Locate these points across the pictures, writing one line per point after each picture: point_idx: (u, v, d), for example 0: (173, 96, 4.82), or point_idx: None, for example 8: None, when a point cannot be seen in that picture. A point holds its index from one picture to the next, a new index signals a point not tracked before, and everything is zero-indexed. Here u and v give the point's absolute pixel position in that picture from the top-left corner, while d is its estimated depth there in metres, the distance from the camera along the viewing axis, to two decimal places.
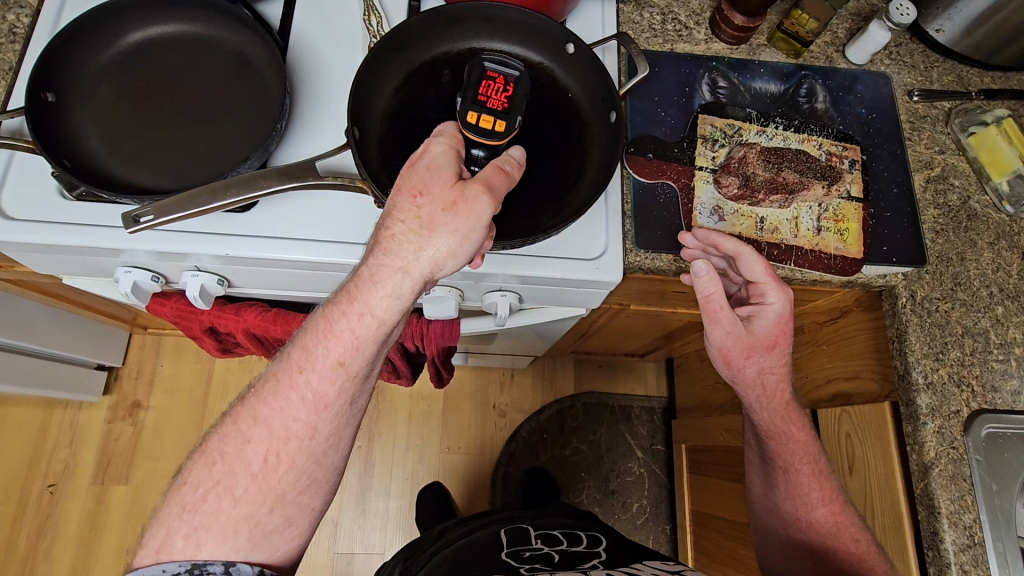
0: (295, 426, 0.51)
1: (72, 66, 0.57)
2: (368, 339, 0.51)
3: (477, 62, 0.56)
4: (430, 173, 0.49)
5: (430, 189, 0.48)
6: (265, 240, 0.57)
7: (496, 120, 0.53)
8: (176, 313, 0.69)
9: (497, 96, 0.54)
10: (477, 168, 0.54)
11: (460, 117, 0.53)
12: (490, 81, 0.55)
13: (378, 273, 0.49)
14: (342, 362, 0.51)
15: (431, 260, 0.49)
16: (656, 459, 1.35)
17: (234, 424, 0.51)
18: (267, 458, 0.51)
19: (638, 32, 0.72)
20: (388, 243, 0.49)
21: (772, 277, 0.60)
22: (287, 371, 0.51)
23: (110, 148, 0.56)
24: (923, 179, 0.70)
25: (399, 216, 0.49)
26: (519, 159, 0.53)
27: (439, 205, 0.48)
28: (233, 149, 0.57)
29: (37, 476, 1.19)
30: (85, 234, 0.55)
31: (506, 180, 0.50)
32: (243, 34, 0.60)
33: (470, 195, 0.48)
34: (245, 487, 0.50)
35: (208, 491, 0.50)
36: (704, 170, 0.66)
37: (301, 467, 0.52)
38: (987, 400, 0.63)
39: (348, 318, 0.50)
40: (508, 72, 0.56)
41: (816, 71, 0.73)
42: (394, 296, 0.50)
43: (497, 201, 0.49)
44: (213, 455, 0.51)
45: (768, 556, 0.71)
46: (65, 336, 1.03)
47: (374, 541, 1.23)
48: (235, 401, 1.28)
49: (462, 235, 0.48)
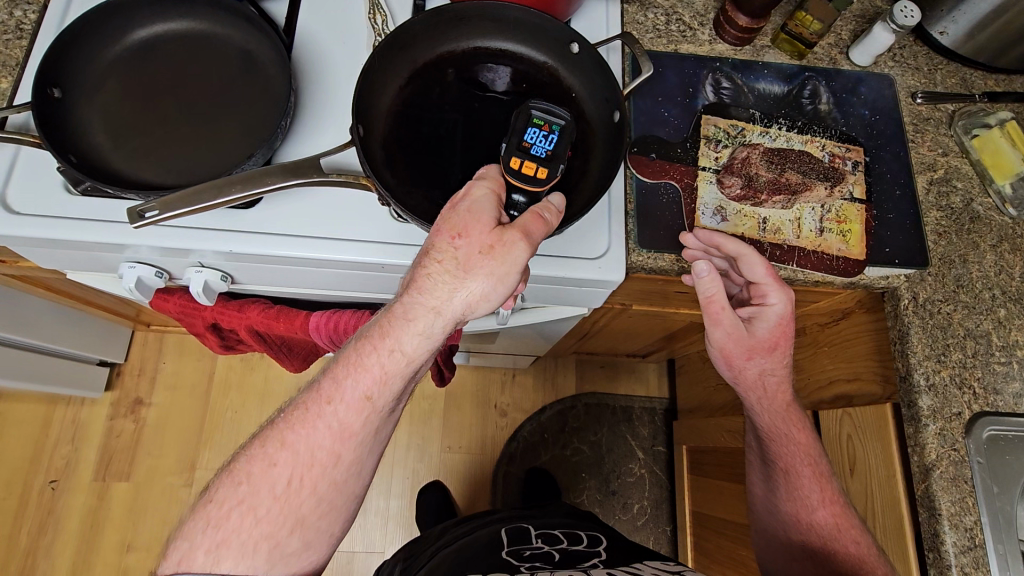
0: (320, 453, 0.51)
1: (81, 60, 0.57)
2: (396, 374, 0.52)
3: (523, 108, 0.54)
4: (470, 215, 0.49)
5: (469, 231, 0.49)
6: (270, 236, 0.57)
7: (538, 167, 0.51)
8: (179, 309, 0.69)
9: (541, 144, 0.52)
10: (516, 214, 0.53)
11: (502, 162, 0.52)
12: (535, 129, 0.53)
13: (412, 311, 0.50)
14: (369, 397, 0.51)
15: (464, 302, 0.50)
16: (657, 460, 1.34)
17: (262, 447, 0.51)
18: (292, 481, 0.50)
19: (642, 33, 0.72)
20: (424, 282, 0.50)
21: (773, 278, 0.60)
22: (316, 401, 0.52)
23: (115, 144, 0.56)
24: (926, 181, 0.70)
25: (436, 256, 0.49)
26: (559, 207, 0.51)
27: (477, 247, 0.49)
28: (238, 146, 0.58)
29: (39, 472, 1.19)
30: (89, 228, 0.55)
31: (542, 228, 0.50)
32: (251, 32, 0.61)
33: (508, 240, 0.48)
34: (268, 507, 0.50)
35: (232, 508, 0.49)
36: (707, 171, 0.66)
37: (322, 493, 0.52)
38: (989, 402, 0.63)
39: (378, 354, 0.51)
40: (554, 120, 0.54)
41: (819, 73, 0.73)
42: (425, 334, 0.51)
43: (534, 248, 0.49)
44: (240, 473, 0.51)
45: (768, 557, 0.71)
46: (67, 332, 1.03)
47: (374, 539, 1.23)
48: (237, 399, 1.28)
49: (497, 278, 0.49)
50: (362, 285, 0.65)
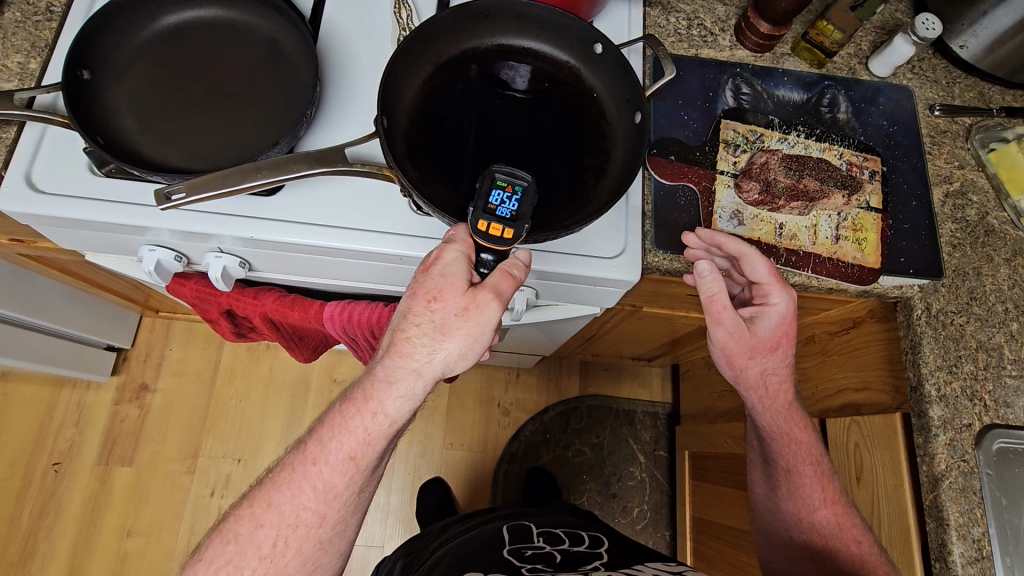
0: (306, 514, 0.51)
1: (110, 45, 0.58)
2: (380, 436, 0.51)
3: (487, 171, 0.52)
4: (444, 278, 0.49)
5: (444, 294, 0.49)
6: (290, 226, 0.57)
7: (504, 228, 0.50)
8: (195, 294, 0.70)
9: (507, 205, 0.50)
10: (486, 272, 0.51)
11: (469, 224, 0.50)
12: (499, 191, 0.51)
13: (393, 374, 0.50)
14: (354, 457, 0.51)
15: (443, 362, 0.50)
16: (658, 464, 1.35)
17: (250, 507, 0.52)
18: (277, 542, 0.51)
19: (663, 35, 0.73)
20: (403, 346, 0.50)
21: (774, 277, 0.60)
22: (302, 461, 0.52)
23: (142, 127, 0.56)
24: (942, 192, 0.70)
25: (414, 319, 0.50)
26: (526, 261, 0.52)
27: (453, 310, 0.49)
28: (263, 133, 0.58)
29: (42, 453, 1.20)
30: (112, 209, 0.55)
31: (513, 284, 0.50)
32: (278, 21, 0.61)
33: (482, 301, 0.49)
34: (254, 567, 0.50)
35: (220, 569, 0.50)
36: (725, 174, 0.67)
37: (308, 552, 0.52)
38: (999, 415, 0.63)
39: (362, 416, 0.51)
40: (518, 182, 0.51)
41: (839, 82, 0.73)
42: (407, 397, 0.51)
43: (506, 305, 0.50)
44: (228, 534, 0.52)
45: (769, 556, 0.71)
46: (74, 313, 1.03)
47: (374, 533, 1.23)
48: (242, 388, 1.28)
49: (474, 337, 0.50)
50: (377, 277, 0.65)
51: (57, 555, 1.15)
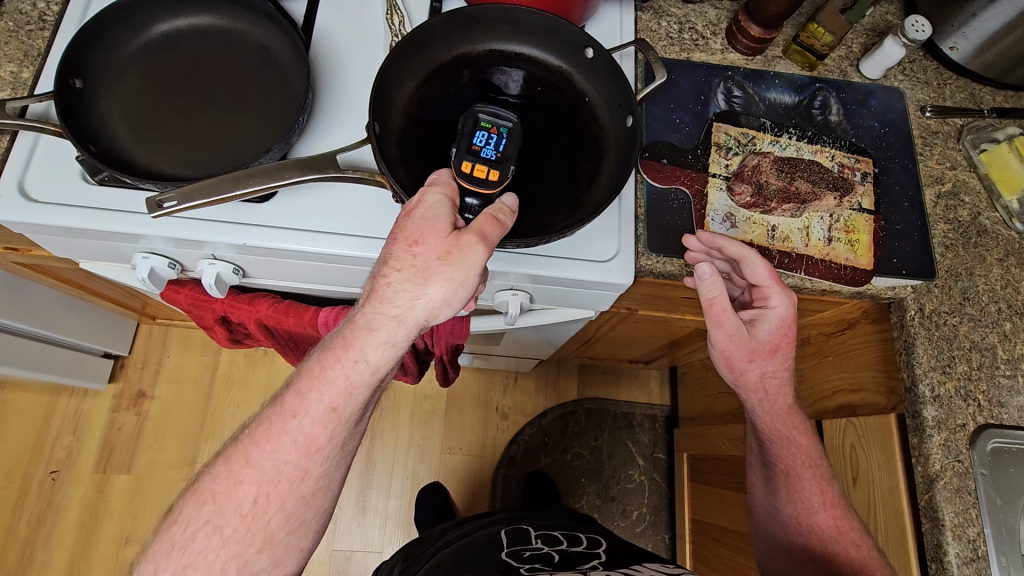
0: (287, 468, 0.51)
1: (103, 54, 0.58)
2: (361, 385, 0.51)
3: (471, 112, 0.56)
4: (425, 222, 0.49)
5: (425, 238, 0.49)
6: (281, 232, 0.57)
7: (489, 170, 0.52)
8: (190, 300, 0.71)
9: (490, 147, 0.53)
10: (471, 217, 0.54)
11: (454, 166, 0.52)
12: (483, 132, 0.54)
13: (374, 322, 0.50)
14: (334, 408, 0.51)
15: (425, 308, 0.50)
16: (656, 467, 1.34)
17: (226, 465, 0.51)
18: (257, 499, 0.50)
19: (655, 39, 0.73)
20: (384, 291, 0.50)
21: (775, 282, 0.60)
22: (281, 416, 0.51)
23: (134, 136, 0.57)
24: (934, 194, 0.70)
25: (395, 264, 0.49)
26: (512, 207, 0.52)
27: (434, 253, 0.49)
28: (255, 141, 0.58)
29: (40, 461, 1.19)
30: (105, 217, 0.55)
31: (498, 229, 0.50)
32: (270, 28, 0.61)
33: (465, 245, 0.48)
34: (235, 526, 0.50)
35: (198, 531, 0.49)
36: (717, 178, 0.67)
37: (291, 508, 0.51)
38: (993, 415, 0.63)
39: (343, 364, 0.51)
40: (502, 123, 0.55)
41: (830, 84, 0.74)
42: (389, 344, 0.51)
43: (491, 249, 0.49)
44: (205, 494, 0.50)
45: (768, 561, 0.71)
46: (71, 321, 1.03)
47: (373, 539, 1.23)
48: (240, 394, 1.28)
49: (457, 283, 0.49)
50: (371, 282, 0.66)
51: (55, 562, 1.15)
